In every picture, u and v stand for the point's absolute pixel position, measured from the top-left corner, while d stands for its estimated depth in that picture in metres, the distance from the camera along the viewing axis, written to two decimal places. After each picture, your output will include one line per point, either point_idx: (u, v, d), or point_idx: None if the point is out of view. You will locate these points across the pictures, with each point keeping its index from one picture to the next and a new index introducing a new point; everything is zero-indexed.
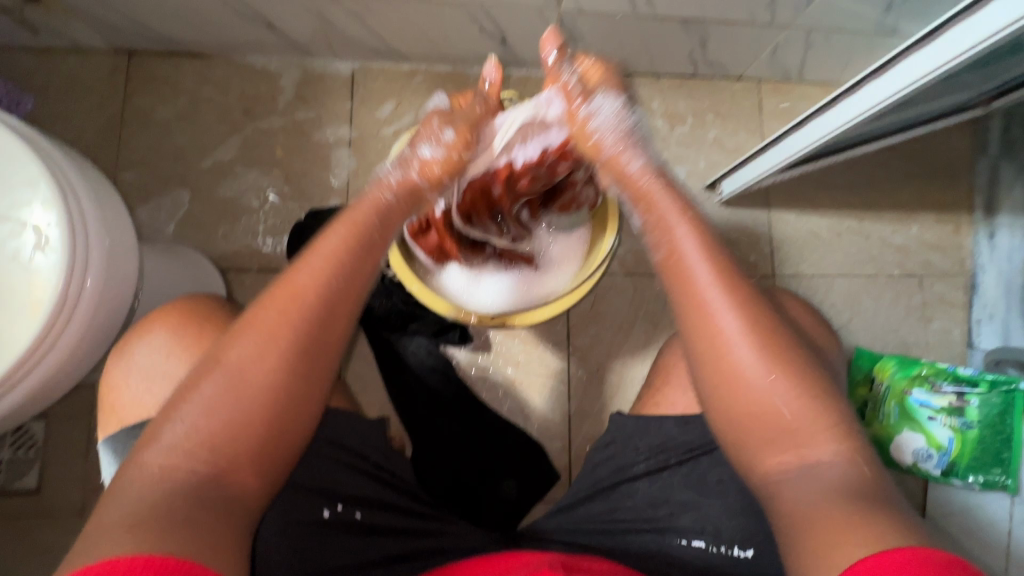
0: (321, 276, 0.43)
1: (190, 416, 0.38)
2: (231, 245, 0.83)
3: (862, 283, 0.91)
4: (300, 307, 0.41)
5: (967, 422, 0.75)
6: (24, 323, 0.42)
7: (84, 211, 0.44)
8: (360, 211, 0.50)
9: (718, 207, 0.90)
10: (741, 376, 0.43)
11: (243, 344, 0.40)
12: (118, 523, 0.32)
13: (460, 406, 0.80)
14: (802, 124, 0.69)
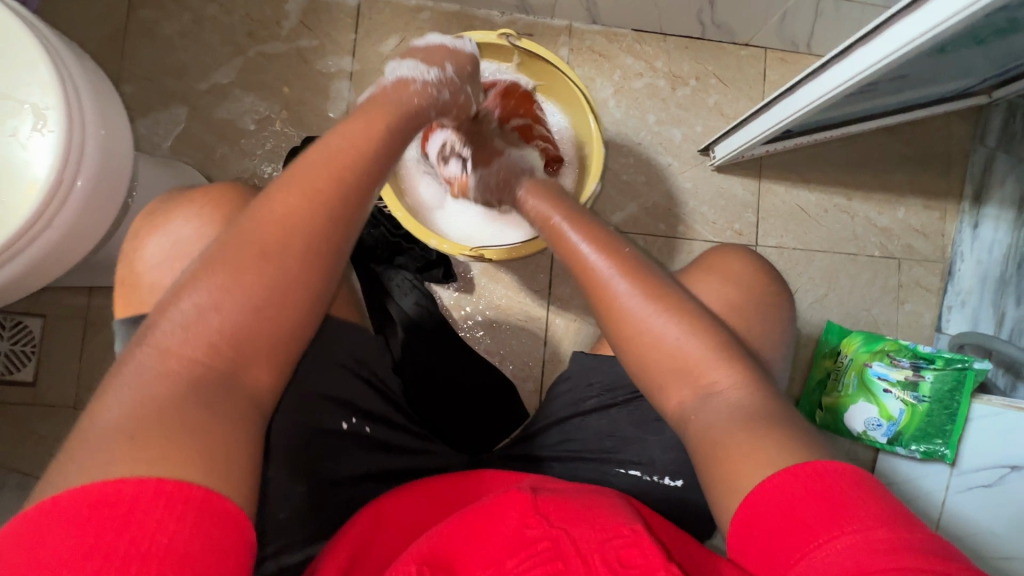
0: (321, 170, 0.45)
1: (200, 294, 0.39)
2: (227, 167, 0.84)
3: (842, 260, 0.93)
4: (307, 197, 0.43)
5: (918, 396, 0.78)
6: (22, 200, 0.44)
7: (81, 101, 0.47)
8: (376, 112, 0.50)
9: (710, 171, 0.91)
10: (648, 338, 0.47)
11: (248, 234, 0.42)
12: (122, 422, 0.33)
13: (440, 341, 0.83)
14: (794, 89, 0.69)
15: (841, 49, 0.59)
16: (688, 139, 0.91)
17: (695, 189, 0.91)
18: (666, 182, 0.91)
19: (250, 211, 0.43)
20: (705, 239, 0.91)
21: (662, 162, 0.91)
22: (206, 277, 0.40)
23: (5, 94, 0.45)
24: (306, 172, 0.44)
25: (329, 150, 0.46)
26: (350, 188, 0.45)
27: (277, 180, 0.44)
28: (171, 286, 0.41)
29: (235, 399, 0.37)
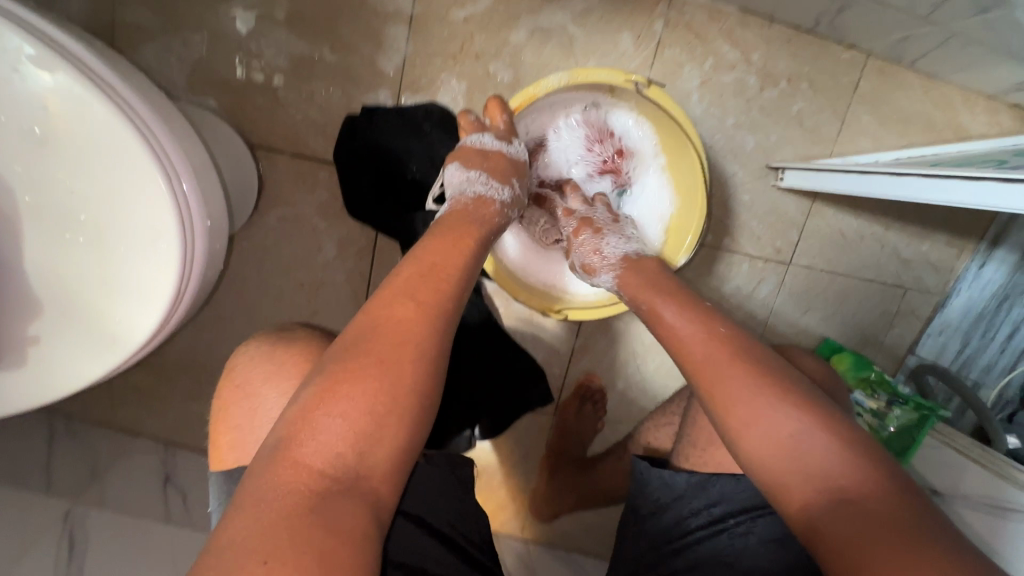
0: (427, 287, 0.47)
1: (325, 420, 0.40)
2: (260, 119, 0.73)
3: (859, 284, 0.98)
4: (417, 308, 0.46)
5: (882, 425, 0.90)
6: (145, 311, 0.42)
7: (189, 194, 0.41)
8: (456, 214, 0.57)
9: (770, 188, 0.89)
10: (773, 434, 0.45)
11: (360, 350, 0.43)
12: (263, 534, 0.35)
13: (482, 334, 0.88)
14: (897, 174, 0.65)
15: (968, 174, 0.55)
16: (759, 148, 0.87)
17: (749, 203, 0.90)
18: (724, 191, 0.89)
19: (365, 328, 0.44)
20: (745, 253, 0.93)
21: (727, 171, 0.88)
22: (334, 399, 0.41)
23: (110, 194, 0.39)
24: (406, 285, 0.47)
25: (421, 263, 0.50)
26: (448, 298, 0.48)
27: (378, 292, 0.47)
28: (300, 396, 0.42)
29: (348, 499, 0.38)
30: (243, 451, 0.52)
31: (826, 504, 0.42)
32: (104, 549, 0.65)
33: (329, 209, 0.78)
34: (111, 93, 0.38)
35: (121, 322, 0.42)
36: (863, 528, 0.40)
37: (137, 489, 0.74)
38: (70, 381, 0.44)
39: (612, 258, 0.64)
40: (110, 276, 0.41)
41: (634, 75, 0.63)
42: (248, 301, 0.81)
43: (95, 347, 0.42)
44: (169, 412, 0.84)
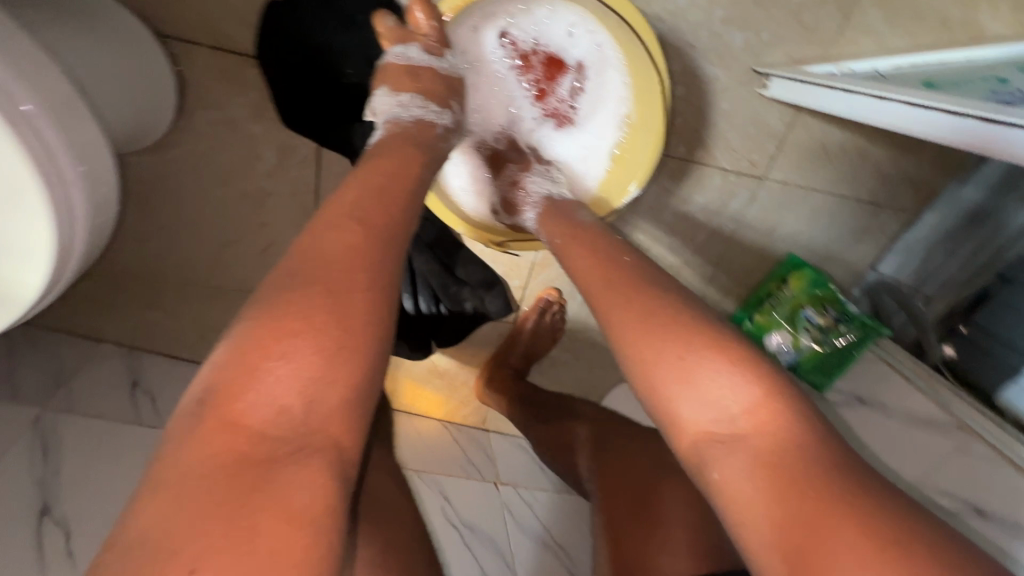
0: (366, 209, 0.47)
1: (267, 366, 0.38)
2: (168, 2, 0.63)
3: (833, 201, 0.95)
4: (364, 231, 0.46)
5: (825, 339, 0.95)
6: (37, 225, 0.41)
7: (53, 147, 0.41)
8: (399, 134, 0.56)
9: (754, 95, 0.82)
10: (683, 390, 0.46)
11: (302, 284, 0.41)
12: (200, 494, 0.34)
13: (437, 252, 0.84)
14: (881, 98, 0.62)
15: (954, 109, 0.53)
16: (748, 48, 0.78)
17: (730, 112, 0.83)
18: (704, 97, 0.81)
19: (302, 260, 0.43)
20: (719, 166, 0.88)
21: (708, 75, 0.79)
22: (277, 347, 0.38)
23: None
24: (342, 214, 0.46)
25: (366, 183, 0.49)
26: (400, 226, 0.48)
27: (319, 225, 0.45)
28: (230, 339, 0.39)
29: (306, 459, 0.37)
30: None
31: (734, 460, 0.43)
32: (77, 449, 0.70)
33: (264, 113, 0.70)
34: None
35: (8, 278, 0.43)
36: (766, 480, 0.41)
37: (104, 394, 0.78)
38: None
39: (537, 196, 0.67)
40: None
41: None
42: (188, 211, 0.77)
43: (12, 272, 0.43)
44: (127, 320, 0.85)
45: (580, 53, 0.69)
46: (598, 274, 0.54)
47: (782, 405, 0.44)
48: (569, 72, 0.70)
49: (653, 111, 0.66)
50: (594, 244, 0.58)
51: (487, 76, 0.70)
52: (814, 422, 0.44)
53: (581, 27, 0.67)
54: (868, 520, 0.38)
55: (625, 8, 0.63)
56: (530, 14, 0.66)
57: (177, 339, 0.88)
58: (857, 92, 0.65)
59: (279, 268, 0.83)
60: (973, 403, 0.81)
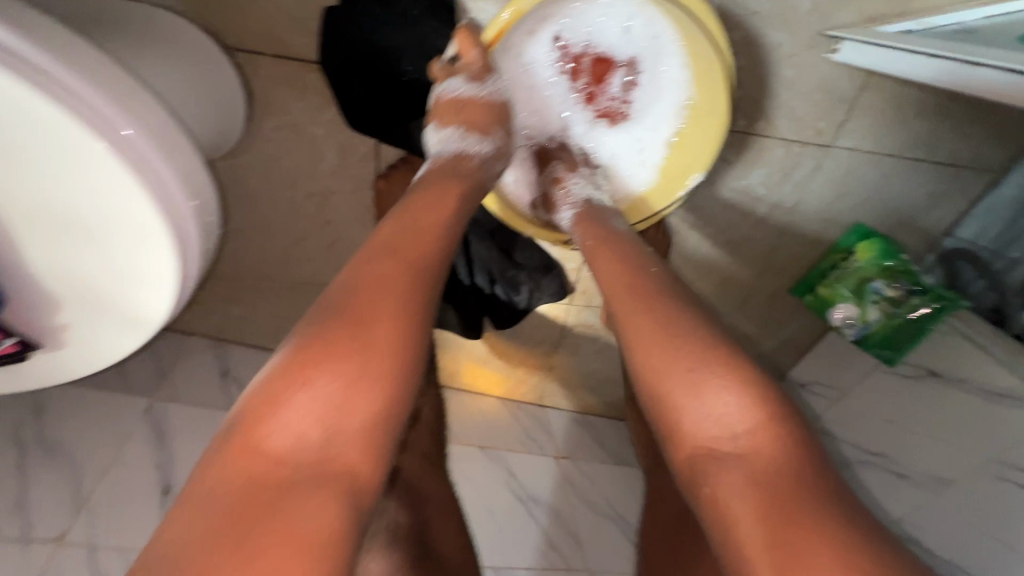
0: (399, 245, 0.49)
1: (293, 398, 0.42)
2: (231, 15, 0.65)
3: (907, 165, 0.89)
4: (397, 262, 0.48)
5: (895, 311, 0.91)
6: (164, 267, 0.43)
7: (165, 181, 0.41)
8: (436, 168, 0.60)
9: (822, 59, 0.77)
10: (687, 404, 0.48)
11: (330, 319, 0.45)
12: (221, 512, 0.38)
13: (497, 239, 0.86)
14: (974, 65, 0.59)
15: None
16: (816, 9, 0.73)
17: (795, 79, 0.78)
18: (766, 65, 0.77)
19: (341, 297, 0.46)
20: (781, 137, 0.84)
21: (771, 41, 0.75)
22: (307, 383, 0.42)
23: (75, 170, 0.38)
24: (380, 248, 0.49)
25: (403, 219, 0.52)
26: (433, 259, 0.51)
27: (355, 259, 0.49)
28: (272, 369, 0.43)
29: (319, 490, 0.40)
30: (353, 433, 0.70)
31: (728, 476, 0.45)
32: (185, 435, 0.79)
33: (325, 115, 0.73)
34: (54, 88, 0.36)
35: (138, 307, 0.45)
36: (757, 501, 0.43)
37: (200, 384, 0.86)
38: (110, 353, 0.49)
39: (576, 197, 0.68)
40: (113, 244, 0.42)
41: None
42: (260, 213, 0.82)
43: (144, 308, 0.46)
44: (212, 317, 0.91)
45: (636, 45, 0.65)
46: (619, 285, 0.55)
47: (781, 432, 0.46)
48: (620, 71, 0.68)
49: (715, 101, 0.63)
50: (619, 251, 0.58)
51: (535, 79, 0.70)
52: (807, 449, 0.45)
53: (637, 19, 0.63)
54: (854, 543, 0.39)
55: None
56: (580, 11, 0.63)
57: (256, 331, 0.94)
58: (946, 58, 0.61)
59: (345, 262, 0.87)
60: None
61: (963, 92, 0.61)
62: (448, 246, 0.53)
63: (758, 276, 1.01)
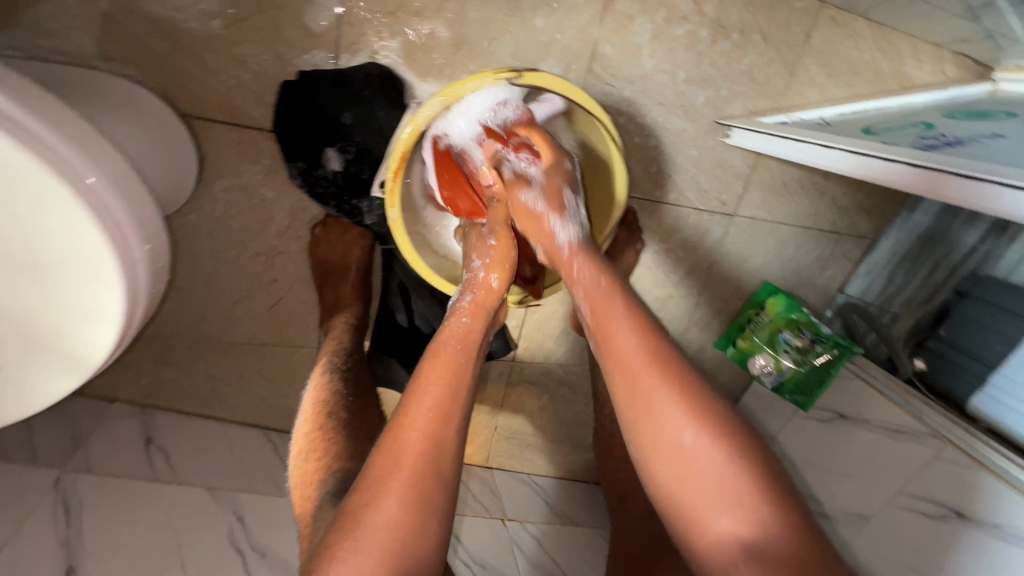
0: (437, 384, 0.56)
1: (347, 556, 0.46)
2: (191, 87, 0.70)
3: (797, 232, 1.04)
4: (411, 480, 0.50)
5: (804, 359, 1.02)
6: (109, 290, 0.44)
7: (123, 225, 0.44)
8: (447, 348, 0.60)
9: (719, 143, 0.91)
10: (653, 427, 0.53)
11: (378, 481, 0.50)
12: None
13: (439, 295, 0.86)
14: (826, 146, 0.73)
15: (885, 158, 0.65)
16: (709, 103, 0.88)
17: (699, 158, 0.92)
18: (676, 146, 0.90)
19: (360, 511, 0.48)
20: (692, 208, 0.96)
21: (676, 126, 0.88)
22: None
23: (24, 208, 0.40)
24: (426, 391, 0.55)
25: (413, 433, 0.53)
26: (442, 470, 0.52)
27: (398, 408, 0.55)
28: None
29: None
30: (309, 433, 0.68)
31: (703, 495, 0.51)
32: (99, 506, 0.72)
33: (277, 179, 0.76)
34: (24, 135, 0.39)
35: (77, 347, 0.47)
36: (734, 503, 0.49)
37: (120, 452, 0.80)
38: (39, 397, 0.49)
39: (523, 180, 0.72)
40: (59, 269, 0.43)
41: (503, 72, 0.63)
42: (203, 272, 0.82)
43: (89, 333, 0.46)
44: (141, 378, 0.88)
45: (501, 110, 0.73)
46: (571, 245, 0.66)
47: (728, 446, 0.51)
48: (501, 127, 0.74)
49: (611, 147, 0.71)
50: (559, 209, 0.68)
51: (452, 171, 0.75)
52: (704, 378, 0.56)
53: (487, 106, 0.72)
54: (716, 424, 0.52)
55: (545, 80, 0.65)
56: (463, 107, 0.70)
57: (188, 395, 0.91)
58: (807, 141, 0.75)
59: (289, 321, 0.87)
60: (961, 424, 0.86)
61: (821, 168, 0.75)
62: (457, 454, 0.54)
63: (685, 331, 1.10)
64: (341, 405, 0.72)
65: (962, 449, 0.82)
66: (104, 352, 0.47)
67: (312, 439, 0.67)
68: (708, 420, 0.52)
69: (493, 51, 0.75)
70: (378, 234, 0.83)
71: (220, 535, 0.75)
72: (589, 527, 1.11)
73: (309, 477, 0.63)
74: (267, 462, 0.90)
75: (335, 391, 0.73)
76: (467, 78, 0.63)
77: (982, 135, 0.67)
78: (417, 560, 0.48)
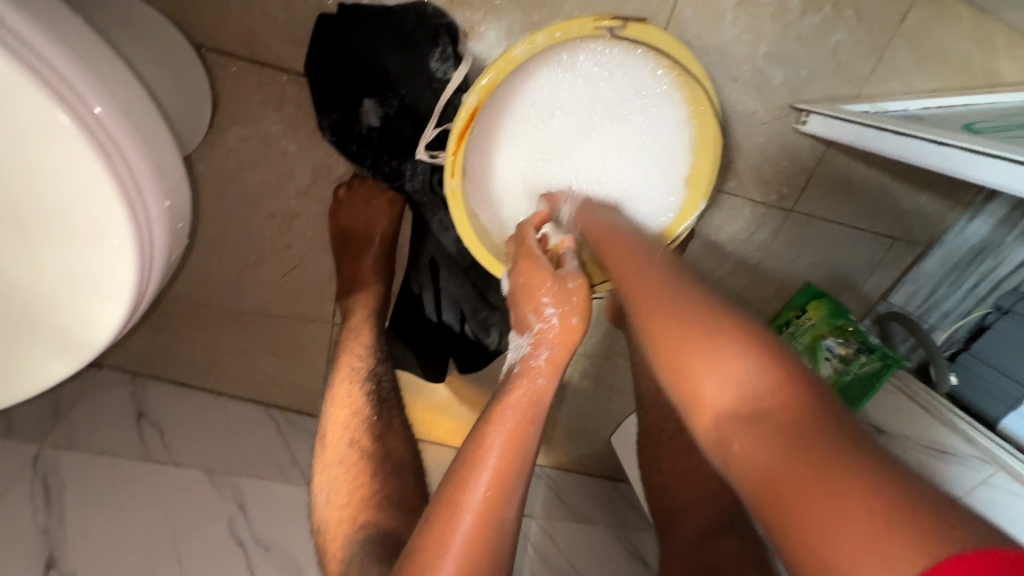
0: (497, 460, 0.45)
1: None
2: (207, 12, 0.59)
3: (852, 232, 0.97)
4: (463, 562, 0.41)
5: (847, 369, 0.95)
6: (123, 254, 0.38)
7: (140, 175, 0.38)
8: (504, 398, 0.50)
9: (789, 130, 0.83)
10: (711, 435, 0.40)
11: (421, 573, 0.41)
12: None
13: (472, 277, 0.75)
14: (931, 141, 0.63)
15: (1010, 157, 0.54)
16: (786, 84, 0.79)
17: (765, 145, 0.84)
18: (742, 130, 0.82)
19: None
20: (749, 199, 0.89)
21: (746, 108, 0.80)
22: None
23: (22, 140, 0.34)
24: (491, 463, 0.45)
25: (466, 503, 0.43)
26: (502, 550, 0.43)
27: (452, 475, 0.46)
28: None
29: None
30: (332, 474, 0.60)
31: (771, 412, 0.37)
32: (84, 490, 0.63)
33: (301, 131, 0.66)
34: (14, 43, 0.31)
35: (80, 325, 0.41)
36: (793, 455, 0.34)
37: (109, 427, 0.72)
38: (37, 368, 0.43)
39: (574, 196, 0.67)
40: (63, 223, 0.37)
41: (605, 19, 0.56)
42: (210, 232, 0.72)
43: (95, 301, 0.40)
44: (133, 344, 0.79)
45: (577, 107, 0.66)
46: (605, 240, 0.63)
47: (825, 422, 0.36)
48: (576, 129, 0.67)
49: (711, 137, 0.63)
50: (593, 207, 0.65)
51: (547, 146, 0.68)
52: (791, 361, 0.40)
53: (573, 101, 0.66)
54: (800, 409, 0.37)
55: (651, 34, 0.57)
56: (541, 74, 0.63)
57: (186, 365, 0.82)
58: (904, 134, 0.65)
59: (303, 293, 0.78)
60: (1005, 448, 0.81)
61: (919, 166, 0.65)
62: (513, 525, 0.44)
63: None
64: (375, 436, 0.63)
65: (1016, 478, 0.78)
66: (114, 321, 0.41)
67: (343, 479, 0.59)
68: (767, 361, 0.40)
69: (561, 2, 0.65)
70: (410, 201, 0.72)
71: (219, 526, 0.67)
72: (601, 524, 1.07)
73: (337, 529, 0.55)
74: (270, 442, 0.82)
75: (367, 420, 0.64)
76: (559, 25, 0.55)
77: None
78: None
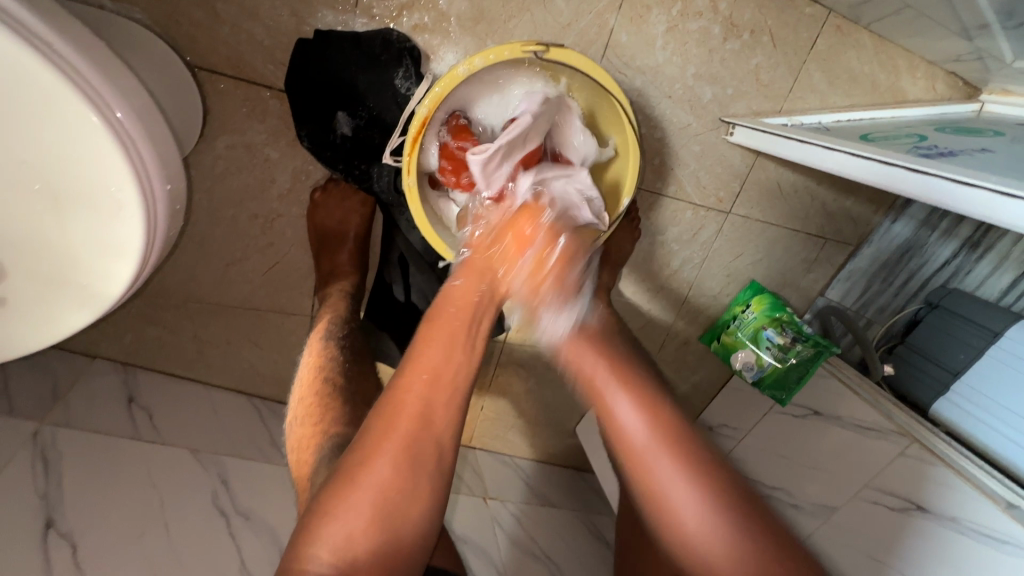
0: (439, 351, 0.56)
1: (339, 514, 0.48)
2: (200, 36, 0.68)
3: (786, 233, 1.07)
4: (404, 431, 0.52)
5: (785, 357, 1.04)
6: (132, 227, 0.48)
7: (148, 164, 0.48)
8: (447, 305, 0.61)
9: (721, 140, 0.93)
10: (642, 461, 0.60)
11: (373, 444, 0.51)
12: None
13: (438, 272, 0.83)
14: (830, 147, 0.74)
15: (886, 161, 0.67)
16: (715, 100, 0.89)
17: (701, 153, 0.94)
18: (680, 140, 0.92)
19: (358, 466, 0.50)
20: (690, 203, 0.99)
21: (681, 120, 0.90)
22: (329, 519, 0.48)
23: (56, 136, 0.43)
24: (428, 356, 0.56)
25: (410, 386, 0.54)
26: (441, 433, 0.53)
27: (400, 370, 0.56)
28: (306, 522, 0.49)
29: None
30: (304, 401, 0.68)
31: (658, 453, 0.59)
32: (80, 462, 0.70)
33: (283, 140, 0.75)
34: (58, 61, 0.42)
35: (94, 281, 0.50)
36: (716, 496, 0.57)
37: (102, 410, 0.78)
38: (56, 322, 0.52)
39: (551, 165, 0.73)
40: (83, 204, 0.46)
41: (531, 45, 0.65)
42: (199, 231, 0.80)
43: (107, 267, 0.49)
44: (124, 335, 0.86)
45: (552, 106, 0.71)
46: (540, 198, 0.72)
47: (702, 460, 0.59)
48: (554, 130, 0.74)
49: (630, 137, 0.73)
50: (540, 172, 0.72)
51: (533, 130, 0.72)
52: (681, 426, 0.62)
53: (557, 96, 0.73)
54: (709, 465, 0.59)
55: (568, 55, 0.67)
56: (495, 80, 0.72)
57: (174, 356, 0.89)
58: (809, 142, 0.77)
59: (284, 288, 0.86)
60: (924, 424, 0.89)
61: (822, 169, 0.76)
62: (452, 408, 0.55)
63: (672, 324, 1.13)
64: (340, 368, 0.71)
65: (927, 446, 0.85)
66: (123, 283, 0.50)
67: (310, 406, 0.66)
68: (652, 412, 0.62)
69: (511, 28, 0.75)
70: (381, 200, 0.80)
71: (203, 499, 0.74)
72: (566, 509, 1.14)
73: (307, 443, 0.62)
74: (251, 428, 0.88)
75: (335, 356, 0.72)
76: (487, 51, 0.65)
77: (978, 152, 0.70)
78: (405, 512, 0.50)
